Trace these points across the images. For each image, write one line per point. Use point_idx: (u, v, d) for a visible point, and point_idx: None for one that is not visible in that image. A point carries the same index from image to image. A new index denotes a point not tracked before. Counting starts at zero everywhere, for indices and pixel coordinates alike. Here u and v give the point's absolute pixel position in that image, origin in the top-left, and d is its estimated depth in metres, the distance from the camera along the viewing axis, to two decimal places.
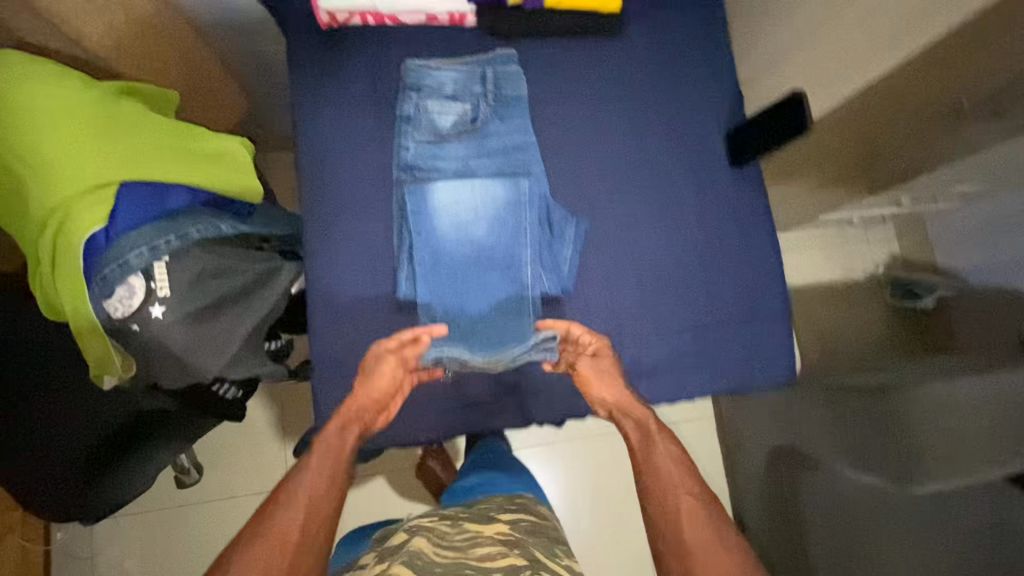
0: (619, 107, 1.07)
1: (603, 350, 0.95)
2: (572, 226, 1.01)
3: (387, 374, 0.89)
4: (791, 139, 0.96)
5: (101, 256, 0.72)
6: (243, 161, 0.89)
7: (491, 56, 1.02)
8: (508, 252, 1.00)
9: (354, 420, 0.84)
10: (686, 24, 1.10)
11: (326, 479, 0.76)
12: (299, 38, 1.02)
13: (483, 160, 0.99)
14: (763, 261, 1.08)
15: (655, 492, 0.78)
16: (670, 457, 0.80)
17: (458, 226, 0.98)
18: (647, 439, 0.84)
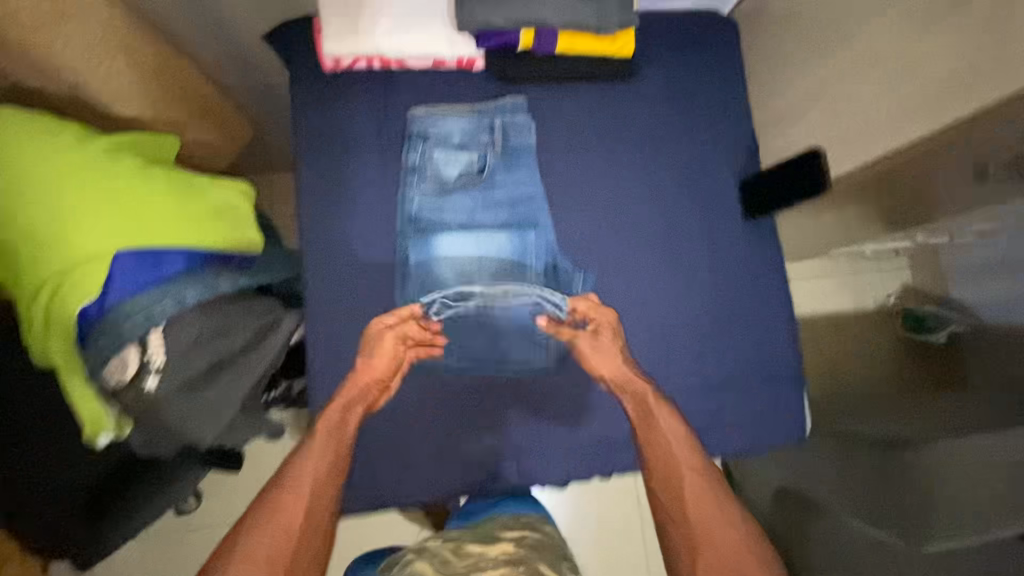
0: (629, 154, 1.05)
1: (605, 322, 0.96)
2: (579, 280, 1.00)
3: (387, 352, 0.91)
4: (807, 197, 0.93)
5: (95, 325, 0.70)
6: (244, 212, 0.89)
7: (499, 104, 1.00)
8: (514, 305, 0.98)
9: (357, 400, 0.90)
10: (697, 69, 1.08)
11: (328, 465, 0.85)
12: (303, 81, 1.00)
13: (490, 210, 0.99)
14: (775, 316, 1.05)
15: (657, 463, 0.87)
16: (670, 433, 0.88)
17: (463, 277, 0.98)
18: (646, 411, 0.90)
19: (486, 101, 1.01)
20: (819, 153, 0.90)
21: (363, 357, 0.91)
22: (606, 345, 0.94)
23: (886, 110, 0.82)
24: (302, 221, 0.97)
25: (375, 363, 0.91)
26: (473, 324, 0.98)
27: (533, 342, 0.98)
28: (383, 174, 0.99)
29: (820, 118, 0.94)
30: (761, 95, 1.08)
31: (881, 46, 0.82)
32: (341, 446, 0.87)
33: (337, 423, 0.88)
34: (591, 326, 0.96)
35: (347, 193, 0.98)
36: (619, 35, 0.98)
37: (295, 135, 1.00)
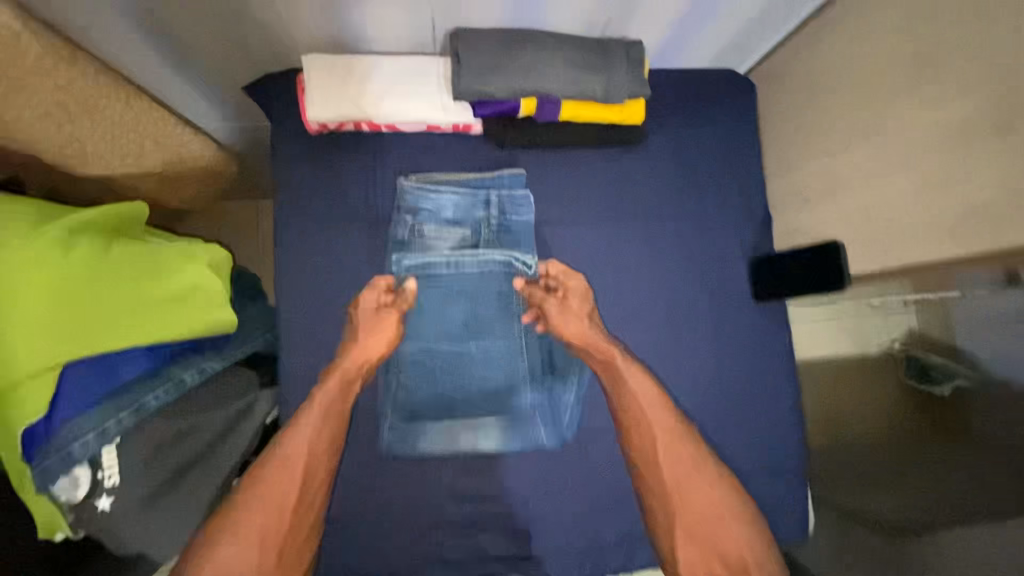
0: (633, 227, 0.99)
1: (575, 288, 0.90)
2: (576, 371, 0.93)
3: (387, 323, 0.85)
4: (826, 291, 0.87)
5: (40, 448, 0.63)
6: (217, 292, 0.80)
7: (494, 177, 0.94)
8: (499, 379, 0.91)
9: (352, 365, 0.83)
10: (707, 136, 1.02)
11: (324, 440, 0.78)
12: (285, 142, 0.93)
13: (483, 297, 0.90)
14: (782, 406, 0.99)
15: (637, 433, 0.83)
16: (642, 394, 0.83)
17: (450, 366, 0.89)
18: (615, 373, 0.86)
19: (481, 173, 0.94)
20: (838, 247, 0.83)
21: (364, 333, 0.84)
22: (576, 309, 0.89)
23: (915, 216, 0.75)
24: (281, 297, 0.91)
25: (380, 333, 0.84)
26: (445, 287, 0.90)
27: (507, 308, 0.91)
28: (371, 246, 0.92)
29: (841, 208, 0.87)
30: (777, 168, 1.00)
31: (910, 147, 0.76)
32: (335, 415, 0.80)
33: (338, 395, 0.81)
34: (560, 291, 0.90)
35: (331, 266, 0.91)
36: (627, 104, 0.92)
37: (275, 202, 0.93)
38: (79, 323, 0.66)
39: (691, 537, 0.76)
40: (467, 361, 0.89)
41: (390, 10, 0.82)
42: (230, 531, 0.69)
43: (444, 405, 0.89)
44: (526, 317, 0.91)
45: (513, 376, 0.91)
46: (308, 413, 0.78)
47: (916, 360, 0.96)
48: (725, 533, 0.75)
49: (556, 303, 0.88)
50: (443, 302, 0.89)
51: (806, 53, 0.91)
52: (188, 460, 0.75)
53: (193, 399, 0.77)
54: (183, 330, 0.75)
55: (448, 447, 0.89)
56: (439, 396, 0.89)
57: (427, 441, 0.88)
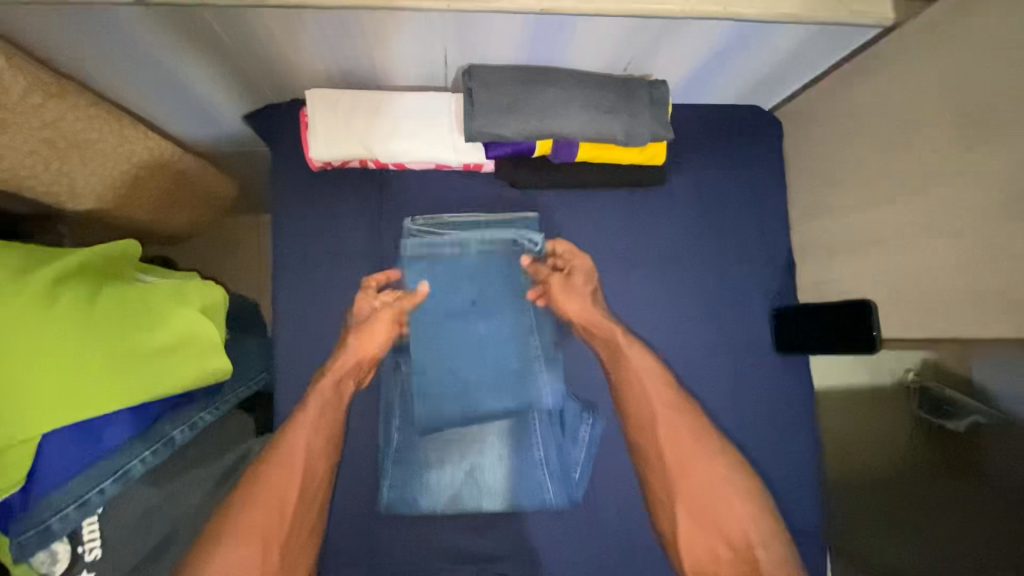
0: (651, 272, 0.94)
1: (579, 267, 0.92)
2: (587, 426, 0.89)
3: (377, 323, 0.86)
4: (852, 351, 0.82)
5: (17, 524, 0.60)
6: (211, 341, 0.74)
7: (498, 233, 0.91)
8: (504, 420, 0.88)
9: (350, 359, 0.86)
10: (730, 178, 0.97)
11: (320, 438, 0.81)
12: (289, 178, 0.89)
13: (492, 349, 0.88)
14: (802, 463, 0.95)
15: (636, 409, 0.89)
16: (643, 368, 0.90)
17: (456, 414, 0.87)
18: (616, 351, 0.90)
19: (486, 226, 0.91)
20: (870, 305, 0.79)
21: (355, 334, 0.86)
22: (579, 288, 0.91)
23: (956, 285, 0.71)
24: (281, 340, 0.87)
25: (370, 334, 0.86)
26: (452, 270, 0.89)
27: (514, 284, 0.90)
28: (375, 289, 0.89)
29: (874, 265, 0.83)
30: (803, 212, 0.96)
31: (951, 210, 0.71)
32: (334, 409, 0.84)
33: (333, 393, 0.84)
34: (565, 270, 0.92)
35: (334, 309, 0.88)
36: (648, 146, 0.87)
37: (276, 240, 0.89)
38: (61, 387, 0.61)
39: (691, 516, 0.85)
40: (462, 350, 0.88)
41: (400, 45, 0.77)
42: (231, 524, 0.72)
43: (452, 454, 0.87)
44: (531, 293, 0.90)
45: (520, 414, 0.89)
46: (308, 410, 0.82)
47: (931, 394, 0.79)
48: (725, 510, 0.84)
49: (562, 283, 0.91)
50: (450, 283, 0.89)
51: (839, 98, 0.86)
52: (177, 525, 0.71)
53: (183, 458, 0.73)
54: (174, 384, 0.70)
55: (456, 502, 0.85)
56: (445, 440, 0.87)
57: (438, 498, 0.85)
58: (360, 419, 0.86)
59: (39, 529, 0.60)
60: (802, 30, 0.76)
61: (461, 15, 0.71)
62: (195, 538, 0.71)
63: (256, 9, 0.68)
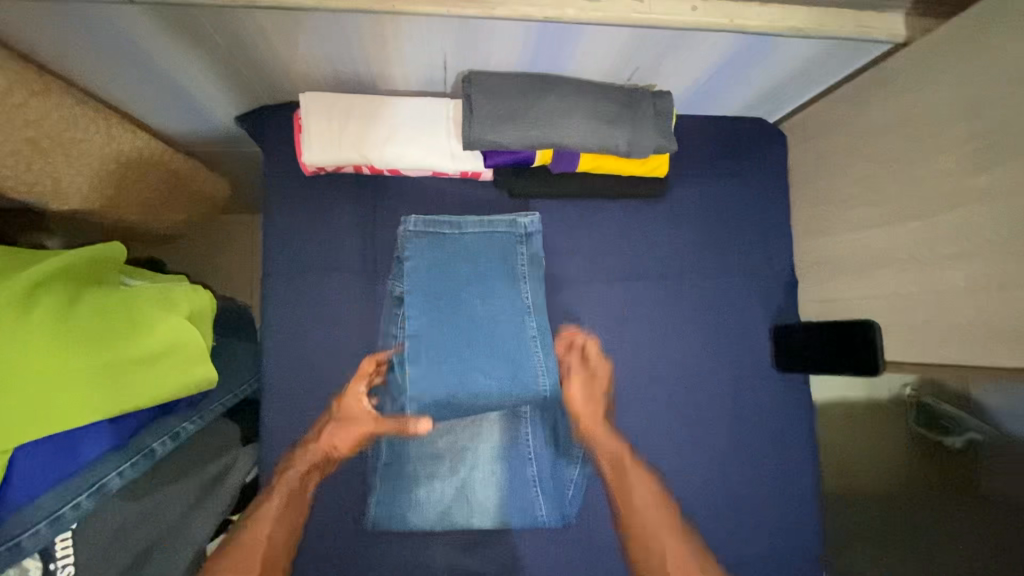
0: (650, 286, 0.92)
1: (600, 373, 0.89)
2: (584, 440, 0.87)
3: (360, 416, 0.82)
4: (854, 372, 0.81)
5: None
6: (198, 349, 0.73)
7: (496, 222, 0.87)
8: (497, 433, 0.86)
9: (324, 450, 0.81)
10: (733, 190, 0.95)
11: (280, 535, 0.77)
12: (282, 181, 0.87)
13: (486, 361, 0.82)
14: (801, 484, 0.93)
15: (635, 524, 0.83)
16: (644, 495, 0.84)
17: (450, 425, 0.86)
18: (621, 471, 0.85)
19: (487, 218, 0.87)
20: (872, 325, 0.78)
21: (331, 426, 0.81)
22: (595, 394, 0.88)
23: (962, 310, 0.69)
24: (268, 349, 0.85)
25: (349, 428, 0.81)
26: (449, 247, 0.86)
27: (513, 264, 0.87)
28: (368, 298, 0.87)
29: (878, 284, 0.81)
30: (806, 228, 0.94)
31: (960, 233, 0.69)
32: (300, 497, 0.80)
33: (299, 482, 0.80)
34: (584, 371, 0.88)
35: (324, 318, 0.86)
36: (651, 158, 0.85)
37: (266, 246, 0.87)
38: (38, 397, 0.59)
39: None
40: (457, 347, 0.82)
41: (398, 50, 0.75)
42: None
43: (443, 469, 0.84)
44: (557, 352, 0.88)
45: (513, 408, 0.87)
46: (270, 500, 0.77)
47: (925, 406, 0.91)
48: None
49: (585, 383, 0.87)
50: (447, 259, 0.85)
51: (847, 112, 0.84)
52: (158, 539, 0.68)
53: (164, 469, 0.71)
54: (155, 394, 0.68)
55: (446, 518, 0.83)
56: (436, 454, 0.85)
57: (426, 514, 0.83)
58: None
59: (10, 546, 0.56)
60: (808, 45, 0.75)
61: (463, 21, 0.69)
62: None
63: (250, 10, 0.66)
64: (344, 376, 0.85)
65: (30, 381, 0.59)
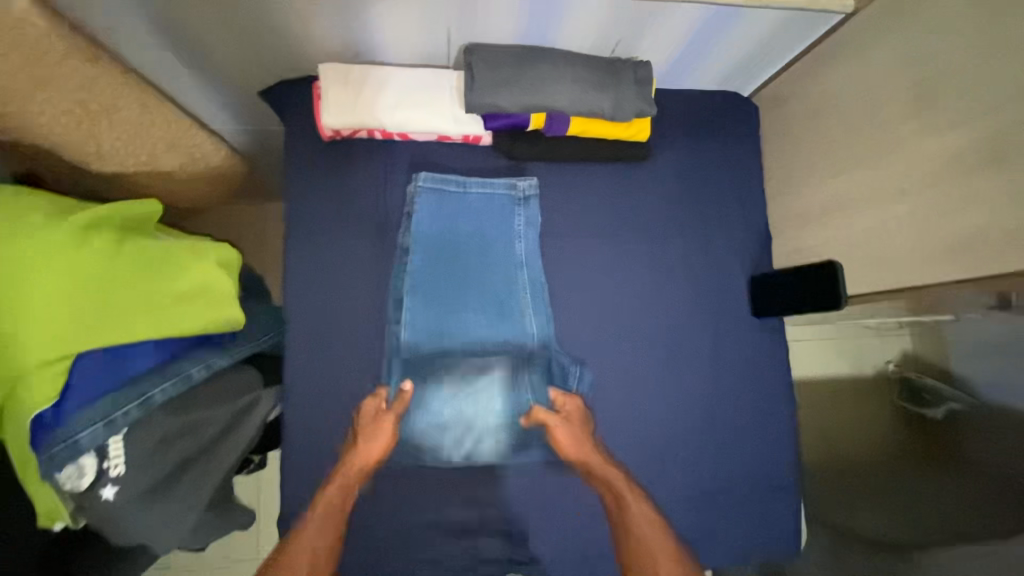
0: (637, 240, 1.01)
1: (575, 415, 0.92)
2: (580, 374, 0.95)
3: (384, 428, 0.88)
4: (818, 309, 0.89)
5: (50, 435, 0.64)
6: (227, 292, 0.80)
7: (495, 183, 0.96)
8: (501, 381, 0.94)
9: (358, 462, 0.86)
10: (711, 153, 1.05)
11: (325, 541, 0.80)
12: (301, 146, 0.96)
13: (481, 308, 0.94)
14: (780, 420, 1.01)
15: (639, 557, 0.80)
16: (645, 524, 0.82)
17: (452, 372, 0.93)
18: (620, 500, 0.85)
19: (488, 179, 0.96)
20: (835, 266, 0.86)
21: (362, 439, 0.87)
22: (577, 435, 0.90)
23: (908, 240, 0.78)
24: (290, 298, 0.93)
25: (375, 439, 0.87)
26: (452, 205, 0.95)
27: (512, 221, 0.96)
28: (379, 251, 0.96)
29: (838, 229, 0.90)
30: (777, 187, 1.04)
31: (905, 172, 0.78)
32: (340, 509, 0.83)
33: (339, 498, 0.83)
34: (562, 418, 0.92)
35: (339, 269, 0.94)
36: (634, 122, 0.94)
37: (286, 205, 0.95)
38: (95, 314, 0.68)
39: None
40: (456, 301, 0.94)
41: (407, 22, 0.84)
42: None
43: (460, 421, 0.93)
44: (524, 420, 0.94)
45: (512, 350, 0.95)
46: (312, 514, 0.81)
47: (911, 384, 1.42)
48: None
49: (561, 427, 0.89)
50: (452, 214, 0.95)
51: (810, 79, 0.94)
52: (194, 453, 0.75)
53: (200, 393, 0.78)
54: (192, 326, 0.76)
55: (466, 458, 0.93)
56: (447, 404, 0.93)
57: (450, 455, 0.93)
58: (362, 370, 0.93)
59: (69, 441, 0.64)
60: (769, 16, 0.85)
61: None
62: (177, 537, 0.73)
63: None
64: (359, 321, 0.94)
65: (88, 300, 0.68)
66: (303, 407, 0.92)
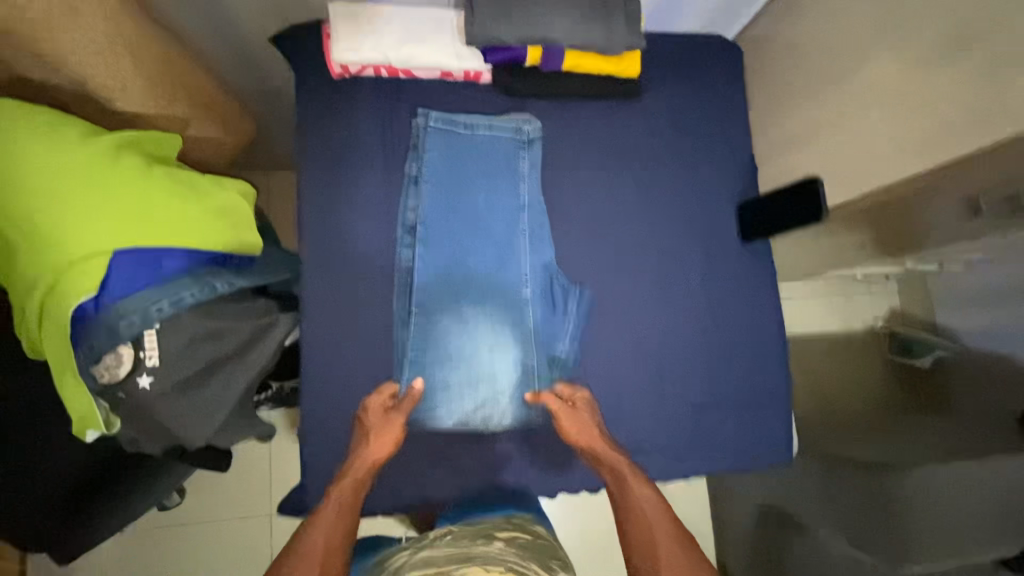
0: (632, 170, 1.07)
1: (582, 403, 0.95)
2: (574, 299, 1.01)
3: (392, 422, 0.90)
4: (801, 224, 0.95)
5: (92, 324, 0.71)
6: (246, 216, 0.87)
7: (500, 126, 1.02)
8: (509, 335, 0.99)
9: (369, 457, 0.88)
10: (698, 89, 1.11)
11: (340, 535, 0.79)
12: (310, 84, 1.01)
13: (480, 249, 1.00)
14: (771, 336, 1.07)
15: (641, 542, 0.81)
16: (649, 505, 0.84)
17: (460, 324, 0.98)
18: (625, 485, 0.86)
19: (493, 122, 1.02)
20: (815, 180, 0.92)
21: (372, 436, 0.89)
22: (585, 421, 0.93)
23: (885, 145, 0.85)
24: (305, 227, 0.98)
25: (385, 436, 0.89)
26: (457, 145, 1.01)
27: (515, 159, 1.02)
28: (387, 182, 1.01)
29: (820, 147, 0.97)
30: (762, 118, 1.11)
31: (884, 81, 0.84)
32: (353, 506, 0.83)
33: (353, 494, 0.84)
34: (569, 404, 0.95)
35: (351, 198, 0.99)
36: (624, 57, 1.00)
37: (298, 139, 1.00)
38: (129, 219, 0.74)
39: None
40: (458, 253, 1.00)
41: None
42: None
43: (464, 383, 0.98)
44: (530, 395, 0.98)
45: (511, 287, 1.00)
46: (326, 508, 0.81)
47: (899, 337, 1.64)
48: None
49: (567, 414, 0.93)
50: (457, 152, 1.01)
51: (793, 11, 1.00)
52: (220, 357, 0.80)
53: (226, 302, 0.82)
54: (217, 240, 0.82)
55: (465, 420, 0.98)
56: (453, 362, 0.98)
57: (449, 416, 0.97)
58: (376, 294, 0.99)
59: (110, 330, 0.71)
60: None
61: None
62: (205, 432, 0.79)
63: None
64: (371, 248, 0.99)
65: (123, 206, 0.74)
66: (318, 329, 0.96)
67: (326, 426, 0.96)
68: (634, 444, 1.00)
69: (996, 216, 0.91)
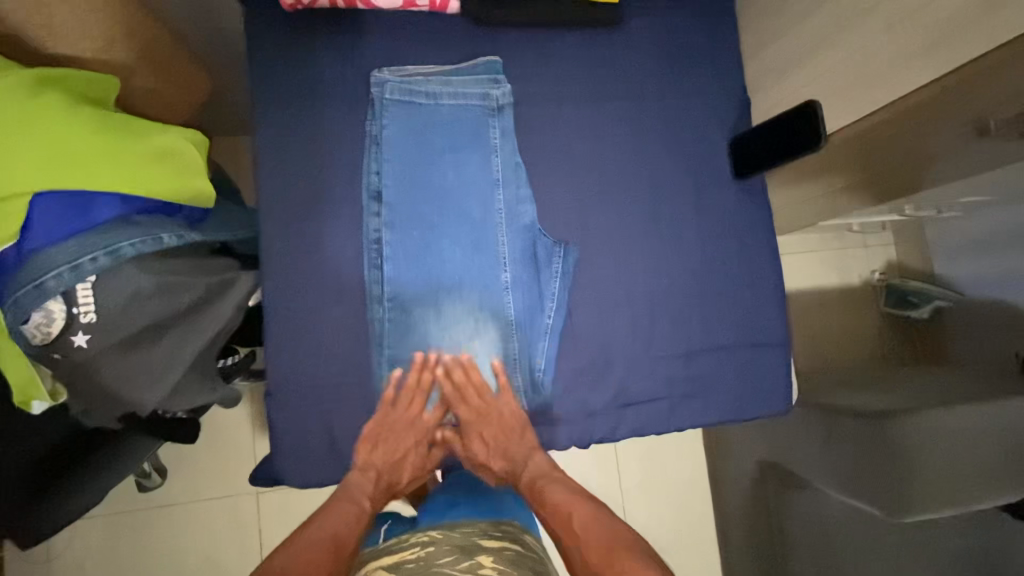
0: (616, 107, 0.99)
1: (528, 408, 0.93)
2: (558, 264, 0.95)
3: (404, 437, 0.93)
4: (799, 154, 0.89)
5: (18, 276, 0.66)
6: (193, 161, 0.77)
7: (469, 94, 0.94)
8: (493, 326, 0.92)
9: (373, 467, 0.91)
10: (686, 16, 1.03)
11: (344, 529, 0.82)
12: (262, 19, 0.91)
13: (457, 228, 0.92)
14: (766, 280, 1.01)
15: (561, 524, 0.85)
16: (566, 497, 0.88)
17: (438, 313, 0.91)
18: (541, 489, 0.91)
19: (460, 90, 0.93)
20: (813, 104, 0.85)
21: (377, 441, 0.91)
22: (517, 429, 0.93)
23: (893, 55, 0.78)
24: (261, 176, 0.90)
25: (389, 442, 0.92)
26: (421, 114, 0.93)
27: (487, 126, 0.94)
28: (350, 128, 0.92)
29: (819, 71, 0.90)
30: (754, 48, 1.03)
31: None
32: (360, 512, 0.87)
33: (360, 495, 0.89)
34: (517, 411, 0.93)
35: (312, 144, 0.91)
36: None
37: (252, 81, 0.91)
38: (51, 161, 0.66)
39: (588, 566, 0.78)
40: (433, 233, 0.92)
41: None
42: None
43: (447, 376, 0.91)
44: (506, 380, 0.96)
45: (489, 270, 0.93)
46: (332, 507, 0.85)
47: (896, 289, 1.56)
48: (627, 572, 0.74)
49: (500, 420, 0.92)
50: (423, 118, 0.93)
51: None
52: (169, 316, 0.73)
53: (174, 257, 0.75)
54: (157, 188, 0.73)
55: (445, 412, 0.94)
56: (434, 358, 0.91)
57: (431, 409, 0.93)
58: (342, 253, 0.90)
59: (36, 283, 0.64)
60: None
61: None
62: (153, 394, 0.74)
63: None
64: (335, 203, 0.91)
65: (44, 146, 0.66)
66: (279, 297, 0.88)
67: (297, 392, 0.88)
68: (626, 399, 0.95)
69: (1002, 142, 0.85)
